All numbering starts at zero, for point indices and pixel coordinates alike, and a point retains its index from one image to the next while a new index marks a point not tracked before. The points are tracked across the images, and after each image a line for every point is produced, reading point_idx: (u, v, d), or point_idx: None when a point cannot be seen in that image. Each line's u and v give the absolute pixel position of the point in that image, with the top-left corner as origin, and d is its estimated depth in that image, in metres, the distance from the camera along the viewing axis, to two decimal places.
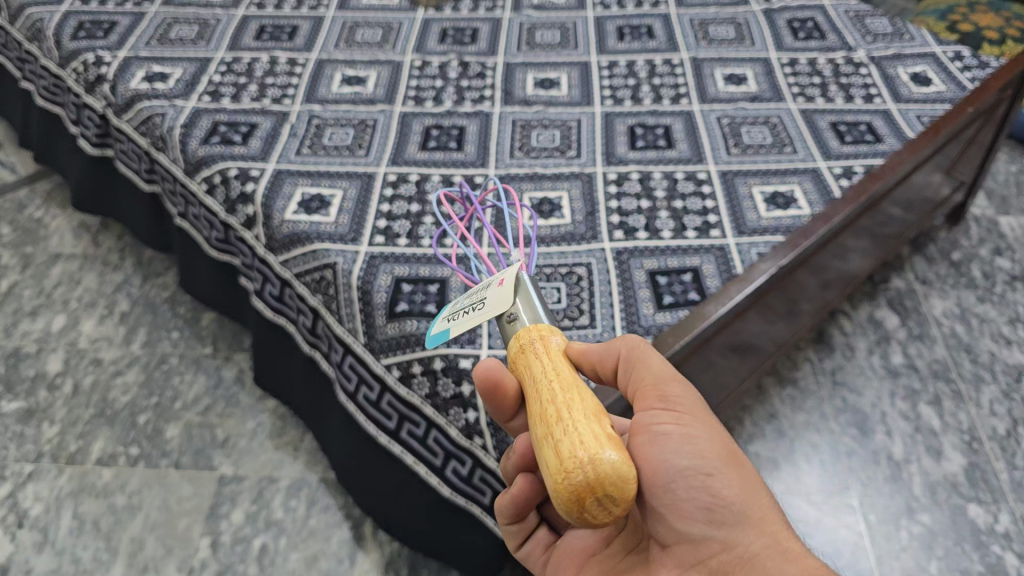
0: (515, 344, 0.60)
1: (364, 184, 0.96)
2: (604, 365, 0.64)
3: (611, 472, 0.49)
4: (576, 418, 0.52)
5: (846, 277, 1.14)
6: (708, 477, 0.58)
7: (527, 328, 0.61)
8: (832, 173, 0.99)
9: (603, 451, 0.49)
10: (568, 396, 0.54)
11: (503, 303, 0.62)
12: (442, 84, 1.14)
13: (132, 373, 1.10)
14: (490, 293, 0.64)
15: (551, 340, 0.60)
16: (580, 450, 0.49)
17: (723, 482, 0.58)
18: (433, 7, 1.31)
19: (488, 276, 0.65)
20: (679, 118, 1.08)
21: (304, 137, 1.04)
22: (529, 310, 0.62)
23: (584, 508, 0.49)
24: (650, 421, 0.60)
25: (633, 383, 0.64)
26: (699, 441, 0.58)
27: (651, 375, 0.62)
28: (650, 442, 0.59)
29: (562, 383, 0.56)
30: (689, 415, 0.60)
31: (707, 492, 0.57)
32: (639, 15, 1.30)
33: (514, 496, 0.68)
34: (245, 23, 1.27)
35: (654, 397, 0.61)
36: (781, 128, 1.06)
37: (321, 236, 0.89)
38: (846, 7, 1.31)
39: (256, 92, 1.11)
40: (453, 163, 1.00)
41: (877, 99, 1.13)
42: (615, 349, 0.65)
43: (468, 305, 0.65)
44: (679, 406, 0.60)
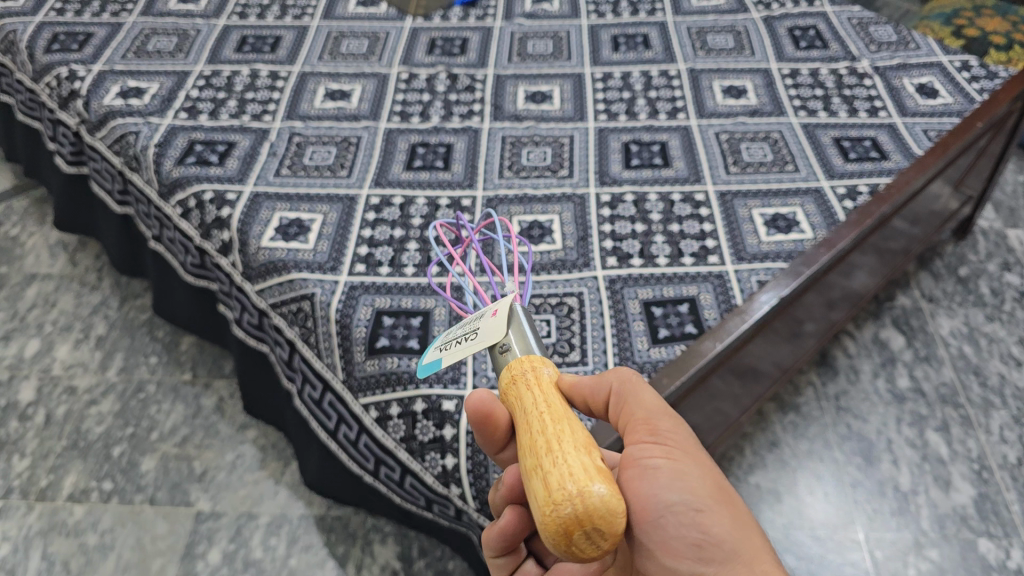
0: (506, 375, 0.56)
1: (345, 207, 0.92)
2: (594, 399, 0.60)
3: (601, 506, 0.45)
4: (565, 447, 0.48)
5: (852, 295, 1.10)
6: (700, 513, 0.53)
7: (520, 358, 0.56)
8: (836, 194, 0.94)
9: (592, 484, 0.46)
10: (558, 425, 0.50)
11: (496, 333, 0.57)
12: (429, 98, 1.10)
13: (107, 402, 1.06)
14: (482, 323, 0.58)
15: (543, 370, 0.56)
16: (568, 483, 0.46)
17: (716, 519, 0.53)
18: (421, 15, 1.26)
19: (482, 306, 0.60)
20: (677, 134, 1.03)
21: (284, 156, 0.99)
22: (522, 342, 0.57)
23: (571, 543, 0.46)
24: (639, 455, 0.56)
25: (621, 416, 0.59)
26: (691, 476, 0.54)
27: (641, 406, 0.58)
28: (639, 476, 0.55)
29: (552, 412, 0.52)
30: (681, 449, 0.56)
31: (699, 529, 0.53)
32: (635, 24, 1.25)
33: (505, 528, 0.61)
34: (226, 32, 1.22)
35: (643, 430, 0.57)
36: (782, 144, 1.02)
37: (298, 265, 0.85)
38: (849, 14, 1.27)
39: (235, 108, 1.06)
40: (439, 184, 0.95)
41: (882, 112, 1.08)
42: (604, 380, 0.60)
43: (460, 334, 0.59)
44: (671, 440, 0.56)
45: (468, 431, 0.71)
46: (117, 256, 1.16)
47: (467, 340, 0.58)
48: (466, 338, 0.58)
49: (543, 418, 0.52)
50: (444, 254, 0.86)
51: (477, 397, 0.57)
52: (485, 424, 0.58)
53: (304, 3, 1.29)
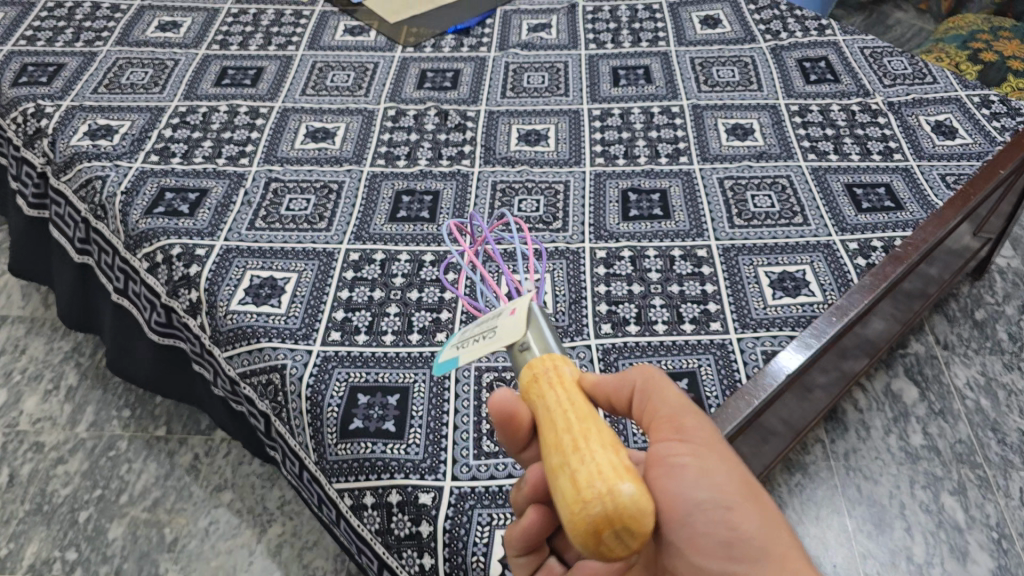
0: (526, 374, 0.53)
1: (322, 265, 0.86)
2: (617, 397, 0.56)
3: (631, 505, 0.43)
4: (592, 443, 0.47)
5: (869, 345, 1.03)
6: (729, 510, 0.52)
7: (540, 357, 0.53)
8: (848, 248, 0.88)
9: (621, 482, 0.44)
10: (583, 422, 0.49)
11: (513, 334, 0.54)
12: (417, 138, 1.03)
13: (75, 460, 1.02)
14: (499, 322, 0.55)
15: (563, 367, 0.53)
16: (597, 481, 0.44)
17: (746, 516, 0.52)
18: (412, 45, 1.20)
19: (498, 305, 0.57)
20: (678, 180, 0.97)
21: (259, 205, 0.93)
22: (541, 341, 0.54)
23: (600, 543, 0.44)
24: (666, 453, 0.53)
25: (645, 412, 0.56)
26: (719, 474, 0.52)
27: (666, 403, 0.55)
28: (666, 475, 0.53)
29: (575, 408, 0.50)
30: (709, 446, 0.53)
31: (728, 526, 0.52)
32: (636, 55, 1.19)
33: (527, 530, 0.57)
34: (205, 61, 1.16)
35: (669, 427, 0.54)
36: (791, 192, 0.95)
37: (269, 331, 0.79)
38: (862, 43, 1.20)
39: (211, 149, 1.00)
40: (423, 238, 0.89)
41: (897, 154, 1.02)
42: (626, 375, 0.56)
43: (475, 333, 0.56)
44: (698, 440, 0.53)
45: (445, 529, 0.66)
46: (84, 303, 1.10)
47: (484, 338, 0.55)
48: (482, 336, 0.55)
49: (567, 414, 0.49)
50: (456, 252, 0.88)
51: (500, 395, 0.54)
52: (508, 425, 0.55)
53: (289, 30, 1.23)
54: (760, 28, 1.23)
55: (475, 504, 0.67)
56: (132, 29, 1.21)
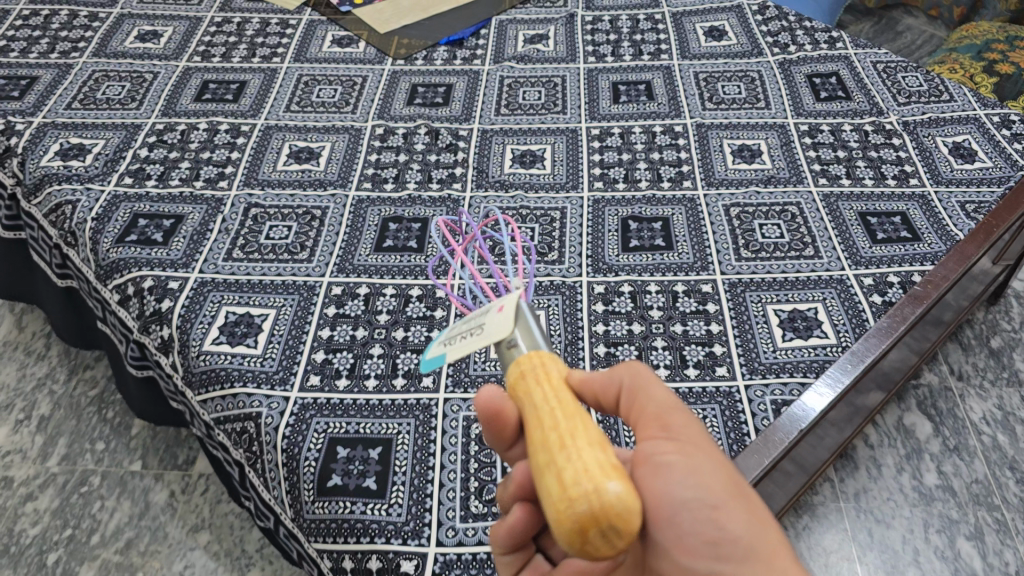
0: (513, 371, 0.48)
1: (303, 300, 0.81)
2: (604, 395, 0.52)
3: (619, 504, 0.39)
4: (580, 439, 0.42)
5: (887, 381, 0.96)
6: (717, 510, 0.47)
7: (527, 354, 0.49)
8: (862, 284, 0.83)
9: (608, 480, 0.40)
10: (570, 416, 0.44)
11: (500, 330, 0.50)
12: (405, 159, 0.98)
13: (45, 497, 0.97)
14: (487, 318, 0.52)
15: (550, 365, 0.48)
16: (583, 479, 0.40)
17: (734, 516, 0.47)
18: (403, 57, 1.15)
19: (486, 301, 0.53)
20: (680, 208, 0.92)
21: (237, 232, 0.88)
22: (528, 337, 0.50)
23: (586, 543, 0.40)
24: (652, 451, 0.49)
25: (634, 413, 0.52)
26: (706, 472, 0.48)
27: (653, 400, 0.51)
28: (651, 474, 0.48)
29: (562, 404, 0.45)
30: (697, 444, 0.49)
31: (715, 527, 0.47)
32: (637, 69, 1.14)
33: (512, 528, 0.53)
34: (187, 74, 1.10)
35: (656, 425, 0.50)
36: (801, 221, 0.90)
37: (243, 374, 0.74)
38: (874, 57, 1.15)
39: (189, 171, 0.95)
40: (410, 271, 0.84)
41: (913, 179, 0.97)
42: (614, 373, 0.53)
43: (464, 330, 0.53)
44: (685, 437, 0.49)
45: None
46: (77, 322, 1.05)
47: (470, 335, 0.51)
48: (469, 333, 0.51)
49: (553, 410, 0.45)
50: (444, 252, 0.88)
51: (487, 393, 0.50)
52: (493, 420, 0.50)
53: (275, 41, 1.17)
54: (767, 40, 1.18)
55: (461, 573, 0.62)
56: (110, 40, 1.15)
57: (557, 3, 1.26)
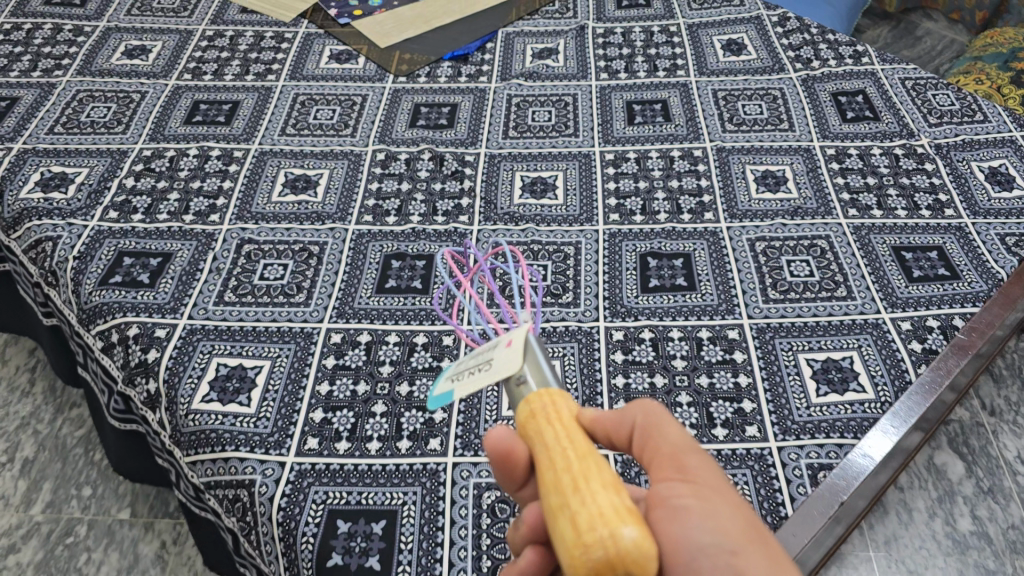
0: (523, 410, 0.45)
1: (299, 349, 0.75)
2: (615, 433, 0.48)
3: (635, 550, 0.37)
4: (593, 480, 0.39)
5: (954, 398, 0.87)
6: (737, 558, 0.41)
7: (537, 392, 0.45)
8: (899, 328, 0.78)
9: (623, 524, 0.37)
10: (583, 457, 0.41)
11: (509, 365, 0.46)
12: (408, 188, 0.92)
13: (28, 549, 0.93)
14: (494, 353, 0.47)
15: (561, 405, 0.44)
16: (598, 524, 0.37)
17: (758, 565, 0.41)
18: (405, 74, 1.09)
19: (495, 335, 0.49)
20: (702, 242, 0.86)
21: (230, 272, 0.82)
22: (540, 375, 0.46)
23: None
24: (666, 492, 0.44)
25: (646, 453, 0.48)
26: (726, 518, 0.43)
27: (668, 440, 0.46)
28: (667, 517, 0.43)
29: (574, 444, 0.42)
30: (715, 487, 0.44)
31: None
32: (652, 86, 1.08)
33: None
34: (176, 94, 1.04)
35: (672, 466, 0.45)
36: (831, 257, 0.85)
37: (235, 437, 0.68)
38: (902, 73, 1.09)
39: (179, 203, 0.89)
40: (415, 315, 0.78)
41: (948, 209, 0.91)
42: (625, 411, 0.48)
43: (471, 364, 0.48)
44: (701, 479, 0.44)
45: None
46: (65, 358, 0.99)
47: (478, 371, 0.47)
48: (476, 369, 0.47)
49: (566, 451, 0.41)
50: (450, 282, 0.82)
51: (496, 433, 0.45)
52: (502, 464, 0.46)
53: (270, 56, 1.11)
54: (789, 55, 1.12)
55: None
56: (96, 56, 1.09)
57: (566, 14, 1.20)
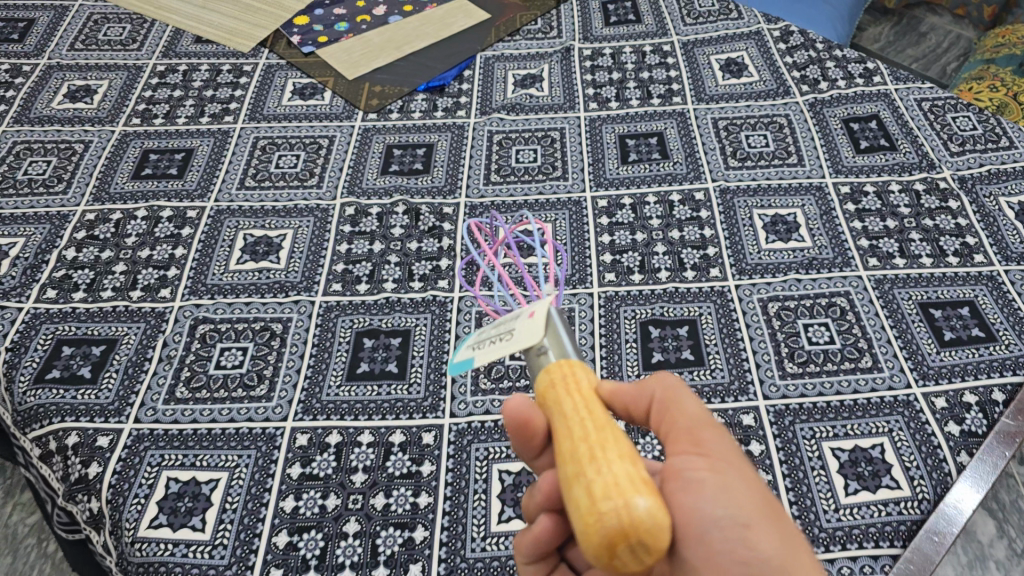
0: (543, 380, 0.49)
1: (262, 456, 0.66)
2: (635, 407, 0.53)
3: (646, 520, 0.39)
4: (609, 454, 0.42)
5: None
6: (747, 529, 0.47)
7: (558, 361, 0.50)
8: (933, 407, 0.70)
9: (637, 495, 0.40)
10: (600, 429, 0.44)
11: (532, 336, 0.51)
12: (381, 248, 0.83)
13: None
14: (517, 324, 0.53)
15: (579, 376, 0.49)
16: (612, 493, 0.40)
17: (766, 536, 0.47)
18: (376, 110, 1.00)
19: (516, 307, 0.54)
20: (709, 304, 0.78)
21: (182, 361, 0.73)
22: (558, 345, 0.51)
23: (613, 556, 0.40)
24: (683, 466, 0.49)
25: (664, 425, 0.52)
26: (737, 491, 0.48)
27: (685, 415, 0.51)
28: (683, 490, 0.48)
29: (593, 418, 0.45)
30: (727, 462, 0.49)
31: (745, 546, 0.46)
32: (646, 116, 0.99)
33: (539, 537, 0.54)
34: (123, 142, 0.94)
35: (688, 441, 0.50)
36: (852, 321, 0.77)
37: (188, 571, 0.60)
38: (916, 93, 1.00)
39: (125, 276, 0.79)
40: (391, 407, 0.70)
41: (978, 255, 0.83)
42: (645, 387, 0.53)
43: (493, 334, 0.53)
44: (716, 454, 0.49)
45: None
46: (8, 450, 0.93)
47: (500, 340, 0.52)
48: (499, 338, 0.52)
49: (585, 423, 0.45)
50: (474, 256, 0.83)
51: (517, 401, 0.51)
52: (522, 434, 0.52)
53: (226, 93, 1.01)
54: (794, 75, 1.03)
55: None
56: (34, 100, 1.00)
57: (550, 34, 1.11)
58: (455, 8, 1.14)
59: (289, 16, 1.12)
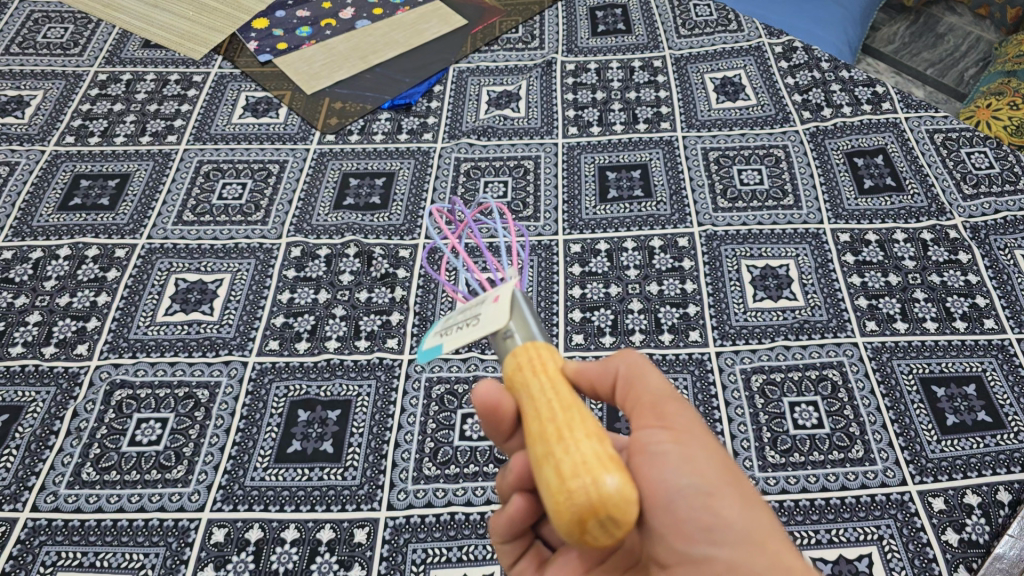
0: (509, 364, 0.43)
1: (170, 557, 0.59)
2: (599, 384, 0.50)
3: (616, 497, 0.35)
4: (574, 431, 0.38)
5: None
6: (710, 497, 0.45)
7: (522, 346, 0.43)
8: (929, 511, 0.62)
9: (606, 473, 0.36)
10: (567, 406, 0.40)
11: (494, 322, 0.44)
12: (326, 298, 0.75)
13: None
14: (481, 308, 0.45)
15: (547, 357, 0.43)
16: (581, 471, 0.36)
17: (728, 502, 0.45)
18: (334, 130, 0.90)
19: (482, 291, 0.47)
20: (685, 376, 0.70)
21: (93, 435, 0.66)
22: (523, 329, 0.44)
23: (584, 534, 0.36)
24: (647, 440, 0.47)
25: (628, 402, 0.50)
26: (701, 459, 0.46)
27: (650, 390, 0.49)
28: (646, 463, 0.46)
29: (560, 395, 0.41)
30: (693, 433, 0.47)
31: (710, 514, 0.45)
32: (630, 145, 0.90)
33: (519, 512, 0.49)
34: (53, 166, 0.86)
35: (651, 414, 0.48)
36: (845, 401, 0.69)
37: None
38: (930, 124, 0.91)
39: (39, 329, 0.72)
40: (322, 496, 0.63)
41: (990, 320, 0.74)
42: (609, 362, 0.50)
43: (460, 318, 0.46)
44: (680, 425, 0.47)
45: None
46: None
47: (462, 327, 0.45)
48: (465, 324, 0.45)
49: (550, 401, 0.40)
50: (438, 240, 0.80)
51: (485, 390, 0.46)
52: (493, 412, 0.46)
53: (171, 108, 0.93)
54: (795, 99, 0.94)
55: None
56: None
57: (531, 45, 1.01)
58: (430, 12, 1.04)
59: (248, 18, 1.03)
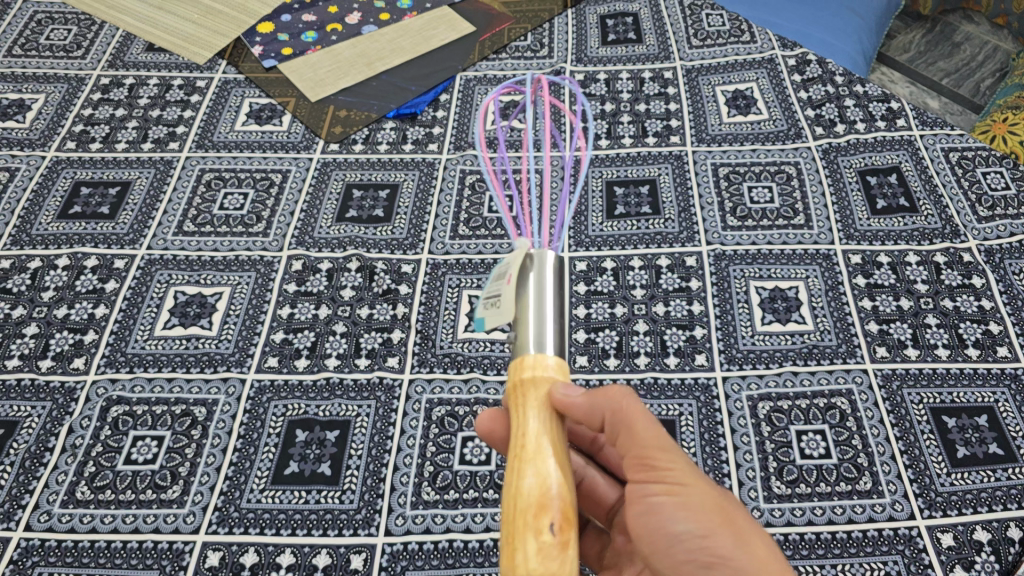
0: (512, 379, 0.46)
1: None
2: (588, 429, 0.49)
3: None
4: (525, 509, 0.41)
5: None
6: (706, 539, 0.46)
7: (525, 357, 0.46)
8: (938, 546, 0.61)
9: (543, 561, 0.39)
10: (528, 466, 0.42)
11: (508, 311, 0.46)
12: (327, 314, 0.74)
13: None
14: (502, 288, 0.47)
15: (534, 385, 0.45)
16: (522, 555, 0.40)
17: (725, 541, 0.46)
18: (338, 139, 0.89)
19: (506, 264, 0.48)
20: (690, 402, 0.69)
21: (87, 453, 0.65)
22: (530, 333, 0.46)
23: None
24: (643, 491, 0.48)
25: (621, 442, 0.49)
26: (694, 503, 0.46)
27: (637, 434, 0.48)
28: (644, 516, 0.47)
29: (528, 449, 0.43)
30: (685, 476, 0.47)
31: (711, 555, 0.46)
32: (639, 159, 0.88)
33: None
34: (53, 173, 0.85)
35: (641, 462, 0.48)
36: (854, 431, 0.67)
37: None
38: (945, 142, 0.89)
39: (36, 341, 0.72)
40: (319, 521, 0.62)
41: (1004, 348, 0.73)
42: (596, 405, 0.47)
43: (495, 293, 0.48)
44: (670, 468, 0.47)
45: None
46: None
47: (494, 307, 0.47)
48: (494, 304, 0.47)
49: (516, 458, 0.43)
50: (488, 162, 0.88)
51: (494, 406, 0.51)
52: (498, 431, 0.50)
53: (174, 114, 0.91)
54: (808, 114, 0.92)
55: None
56: None
57: (541, 54, 1.00)
58: (437, 18, 1.02)
59: (253, 22, 1.01)
